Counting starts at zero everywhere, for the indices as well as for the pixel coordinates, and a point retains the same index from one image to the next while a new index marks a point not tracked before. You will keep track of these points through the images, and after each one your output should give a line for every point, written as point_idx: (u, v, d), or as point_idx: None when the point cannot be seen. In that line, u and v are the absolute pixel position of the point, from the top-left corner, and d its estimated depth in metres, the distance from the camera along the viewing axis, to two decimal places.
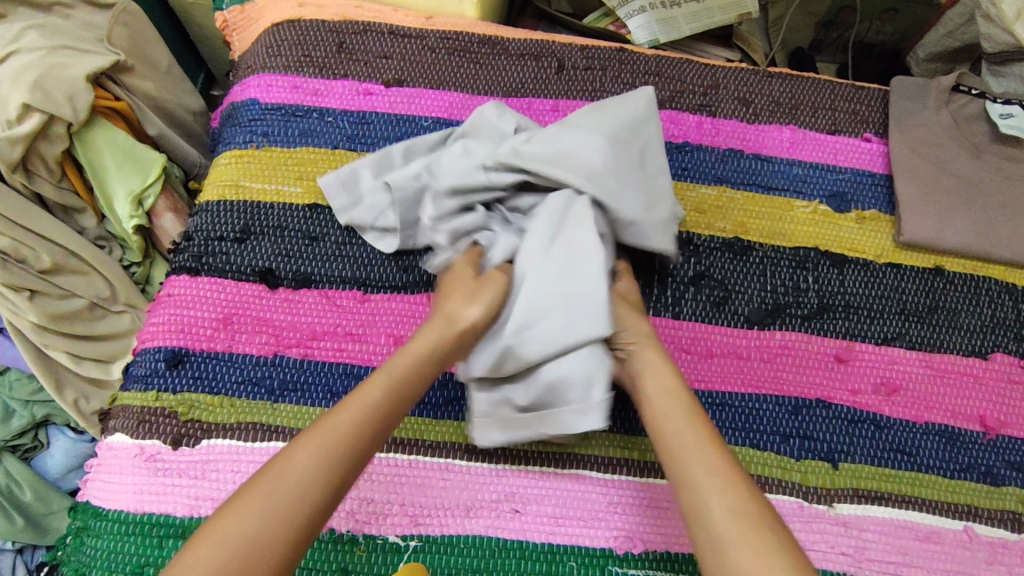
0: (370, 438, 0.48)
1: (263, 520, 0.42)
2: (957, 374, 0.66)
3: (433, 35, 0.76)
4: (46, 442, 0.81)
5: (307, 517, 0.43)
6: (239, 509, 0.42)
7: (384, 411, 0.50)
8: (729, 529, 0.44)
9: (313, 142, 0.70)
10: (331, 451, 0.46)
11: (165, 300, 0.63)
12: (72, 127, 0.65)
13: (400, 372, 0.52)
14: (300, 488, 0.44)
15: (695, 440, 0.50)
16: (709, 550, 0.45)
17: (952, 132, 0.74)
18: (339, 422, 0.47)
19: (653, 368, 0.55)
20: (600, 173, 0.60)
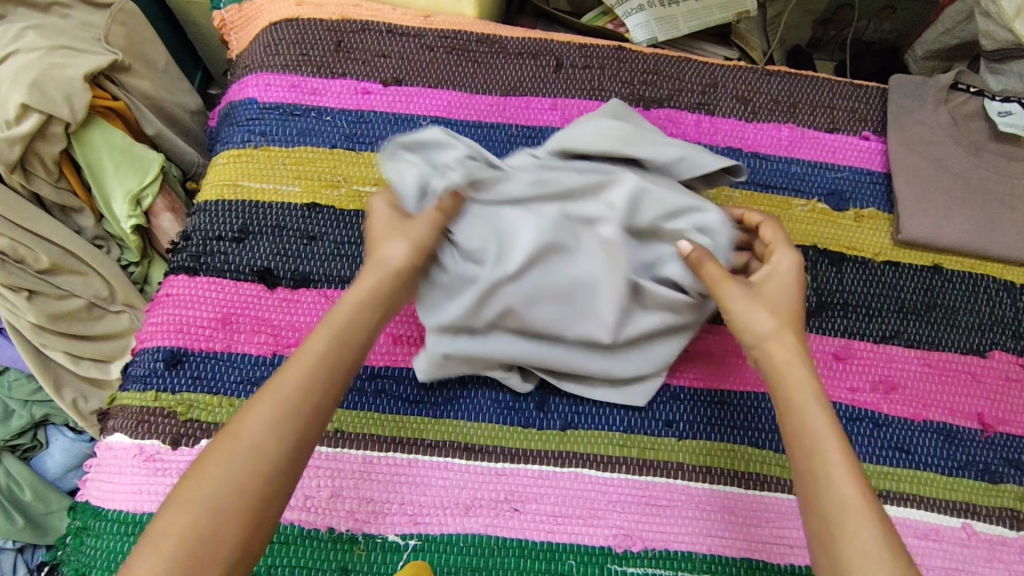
0: (321, 392, 0.46)
1: (220, 486, 0.41)
2: (955, 372, 0.67)
3: (431, 34, 0.76)
4: (45, 442, 0.81)
5: (268, 479, 0.43)
6: (201, 480, 0.42)
7: (330, 358, 0.48)
8: (844, 525, 0.43)
9: (311, 141, 0.70)
10: (280, 412, 0.44)
11: (164, 300, 0.63)
12: (69, 127, 0.65)
13: (340, 320, 0.50)
14: (255, 451, 0.43)
15: (818, 430, 0.47)
16: (819, 546, 0.43)
17: (950, 130, 0.74)
18: (283, 382, 0.46)
19: (792, 365, 0.51)
20: (624, 144, 0.62)
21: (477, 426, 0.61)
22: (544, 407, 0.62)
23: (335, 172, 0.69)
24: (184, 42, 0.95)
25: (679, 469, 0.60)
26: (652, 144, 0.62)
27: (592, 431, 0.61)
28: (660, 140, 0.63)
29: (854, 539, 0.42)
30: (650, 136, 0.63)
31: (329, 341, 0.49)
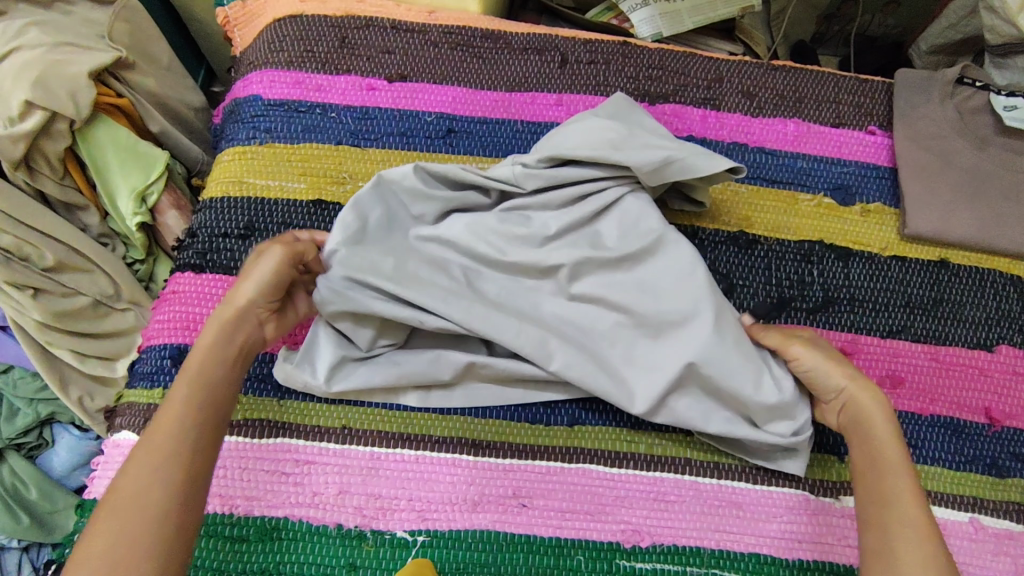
0: (194, 434, 0.48)
1: (114, 544, 0.42)
2: (962, 366, 0.67)
3: (435, 30, 0.75)
4: (52, 440, 0.81)
5: (157, 520, 0.44)
6: (97, 538, 0.43)
7: (194, 404, 0.50)
8: (897, 542, 0.47)
9: (316, 137, 0.69)
10: (163, 465, 0.46)
11: (170, 297, 0.63)
12: (75, 124, 0.64)
13: (202, 366, 0.52)
14: (133, 504, 0.44)
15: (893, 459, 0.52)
16: (872, 549, 0.48)
17: (956, 124, 0.73)
18: (156, 433, 0.47)
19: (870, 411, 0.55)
20: (612, 148, 0.62)
21: (485, 422, 0.60)
22: (552, 402, 0.61)
23: (340, 168, 0.68)
24: (187, 40, 0.94)
25: (686, 464, 0.60)
26: (639, 148, 0.61)
27: (600, 425, 0.61)
28: (650, 141, 0.62)
29: (908, 553, 0.46)
30: (641, 138, 0.63)
31: (192, 391, 0.50)
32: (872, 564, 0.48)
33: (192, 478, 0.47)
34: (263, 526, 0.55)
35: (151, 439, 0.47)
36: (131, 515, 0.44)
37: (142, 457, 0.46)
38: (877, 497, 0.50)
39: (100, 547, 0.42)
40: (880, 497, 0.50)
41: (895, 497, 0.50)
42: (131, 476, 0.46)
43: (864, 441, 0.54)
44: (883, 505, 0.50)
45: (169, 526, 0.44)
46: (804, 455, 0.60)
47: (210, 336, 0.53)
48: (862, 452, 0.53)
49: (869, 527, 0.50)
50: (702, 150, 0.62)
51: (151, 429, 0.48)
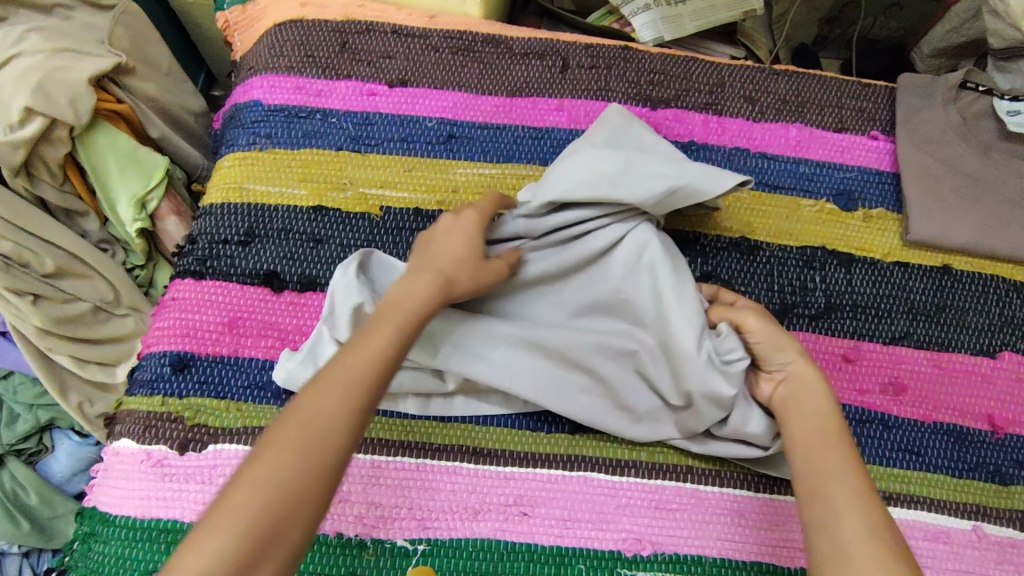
0: (379, 377, 0.46)
1: (292, 470, 0.41)
2: (965, 373, 0.66)
3: (436, 35, 0.75)
4: (51, 446, 0.81)
5: (331, 467, 0.42)
6: (273, 463, 0.41)
7: (387, 351, 0.47)
8: (842, 518, 0.47)
9: (316, 143, 0.69)
10: (352, 404, 0.44)
11: (170, 304, 0.63)
12: (74, 130, 0.64)
13: (407, 316, 0.50)
14: (320, 438, 0.43)
15: (827, 431, 0.53)
16: (814, 526, 0.48)
17: (959, 129, 0.73)
18: (346, 367, 0.46)
19: (811, 389, 0.56)
20: (613, 182, 0.60)
21: (487, 430, 0.60)
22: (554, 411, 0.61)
23: (341, 174, 0.68)
24: (186, 45, 0.94)
25: (688, 471, 0.60)
26: (641, 179, 0.60)
27: (602, 433, 0.61)
28: (651, 169, 0.60)
29: (851, 526, 0.46)
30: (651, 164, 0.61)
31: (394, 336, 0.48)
32: (819, 541, 0.47)
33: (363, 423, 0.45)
34: None
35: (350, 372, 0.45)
36: (312, 450, 0.42)
37: (337, 379, 0.45)
38: (817, 476, 0.50)
39: (279, 470, 0.41)
40: (820, 472, 0.50)
41: (838, 474, 0.50)
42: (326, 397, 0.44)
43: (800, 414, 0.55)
44: (821, 476, 0.50)
45: (331, 476, 0.43)
46: None
47: (397, 292, 0.51)
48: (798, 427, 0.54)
49: (811, 502, 0.49)
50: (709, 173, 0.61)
51: (343, 356, 0.47)
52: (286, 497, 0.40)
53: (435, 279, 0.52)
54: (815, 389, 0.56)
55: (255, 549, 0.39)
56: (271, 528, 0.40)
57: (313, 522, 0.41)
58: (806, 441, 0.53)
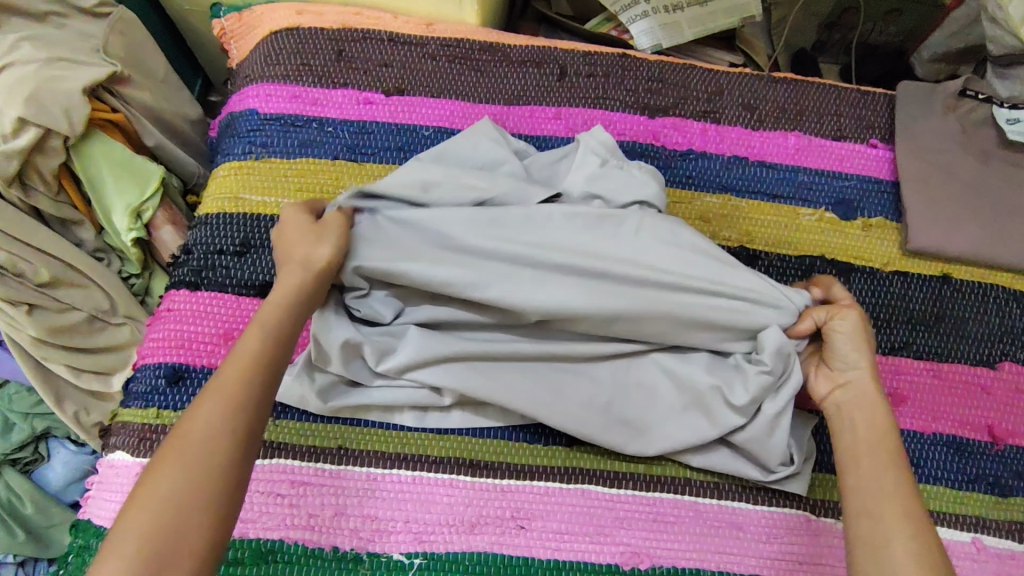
0: (261, 386, 0.47)
1: (174, 489, 0.41)
2: (965, 384, 0.66)
3: (432, 42, 0.74)
4: (47, 455, 0.81)
5: (222, 473, 0.43)
6: (157, 477, 0.42)
7: (262, 357, 0.49)
8: (894, 536, 0.46)
9: (313, 152, 0.69)
10: (234, 411, 0.45)
11: (164, 316, 0.62)
12: (69, 140, 0.64)
13: (273, 324, 0.51)
14: (201, 447, 0.43)
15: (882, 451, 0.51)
16: (862, 541, 0.47)
17: (959, 137, 0.73)
18: (222, 378, 0.47)
19: (871, 409, 0.54)
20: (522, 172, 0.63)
21: (483, 443, 0.60)
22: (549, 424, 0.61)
23: (337, 184, 0.68)
24: (183, 52, 0.93)
25: (685, 484, 0.60)
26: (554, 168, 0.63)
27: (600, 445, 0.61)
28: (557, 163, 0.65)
29: (902, 546, 0.45)
30: (588, 168, 0.65)
31: (259, 348, 0.49)
32: (864, 556, 0.46)
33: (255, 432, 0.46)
34: (257, 550, 0.54)
35: (220, 384, 0.47)
36: (197, 458, 0.43)
37: (215, 395, 0.46)
38: (869, 492, 0.49)
39: (163, 487, 0.41)
40: (871, 490, 0.49)
41: (890, 493, 0.48)
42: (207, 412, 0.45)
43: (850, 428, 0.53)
44: (875, 492, 0.49)
45: (225, 483, 0.43)
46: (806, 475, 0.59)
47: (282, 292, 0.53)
48: (847, 447, 0.52)
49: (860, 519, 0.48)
50: (642, 177, 0.64)
51: (216, 376, 0.47)
52: (180, 504, 0.41)
53: (304, 272, 0.55)
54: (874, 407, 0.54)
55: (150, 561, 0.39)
56: (167, 544, 0.39)
57: (212, 533, 0.41)
58: (861, 454, 0.51)
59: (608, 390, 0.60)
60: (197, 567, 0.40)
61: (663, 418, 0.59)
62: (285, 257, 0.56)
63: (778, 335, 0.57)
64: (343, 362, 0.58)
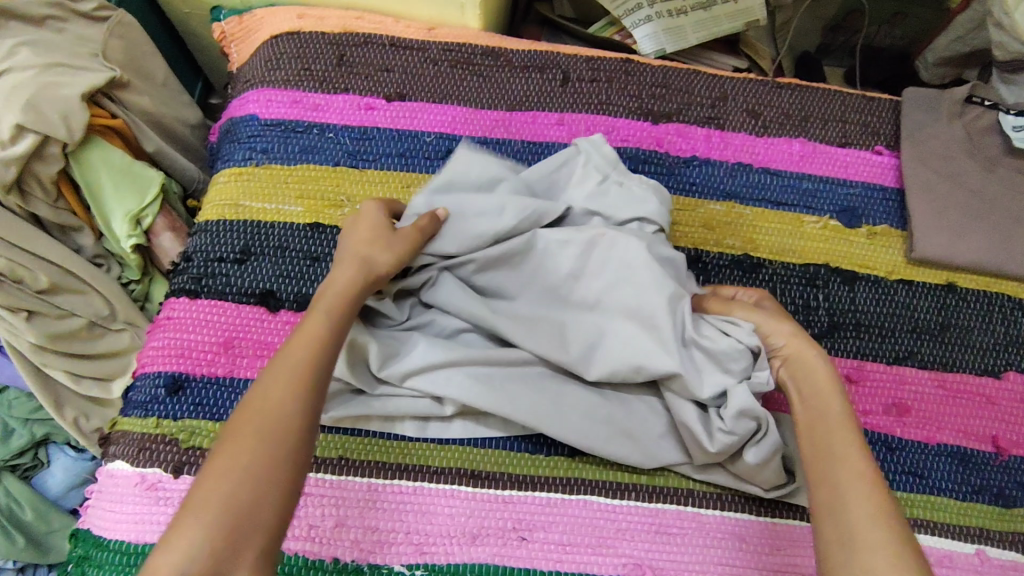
0: (327, 364, 0.48)
1: (250, 465, 0.42)
2: (970, 394, 0.66)
3: (434, 47, 0.74)
4: (47, 461, 0.81)
5: (295, 443, 0.44)
6: (234, 449, 0.42)
7: (329, 333, 0.50)
8: (846, 493, 0.45)
9: (313, 158, 0.68)
10: (304, 384, 0.46)
11: (164, 323, 0.62)
12: (68, 147, 0.63)
13: (338, 310, 0.51)
14: (275, 416, 0.44)
15: (832, 411, 0.50)
16: (822, 506, 0.46)
17: (964, 144, 0.72)
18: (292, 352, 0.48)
19: (813, 370, 0.53)
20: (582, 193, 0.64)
21: (485, 453, 0.59)
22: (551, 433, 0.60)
23: (338, 191, 0.67)
24: (183, 55, 0.93)
25: (688, 495, 0.59)
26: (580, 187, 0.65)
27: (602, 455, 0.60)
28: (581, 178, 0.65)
29: (857, 505, 0.44)
30: (588, 185, 0.65)
31: (324, 329, 0.50)
32: (825, 524, 0.45)
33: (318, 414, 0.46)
34: None
35: (288, 357, 0.48)
36: (270, 428, 0.43)
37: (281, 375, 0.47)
38: (824, 454, 0.48)
39: (243, 456, 0.42)
40: (825, 451, 0.48)
41: (845, 453, 0.47)
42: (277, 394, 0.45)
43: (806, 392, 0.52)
44: (831, 452, 0.48)
45: (294, 454, 0.44)
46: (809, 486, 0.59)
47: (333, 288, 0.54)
48: (804, 413, 0.51)
49: (820, 484, 0.47)
50: (641, 194, 0.64)
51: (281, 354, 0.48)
52: (257, 476, 0.42)
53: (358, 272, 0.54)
54: (822, 373, 0.53)
55: (232, 531, 0.40)
56: (245, 521, 0.40)
57: (281, 503, 0.42)
58: (819, 415, 0.50)
59: (609, 403, 0.59)
60: (270, 548, 0.41)
61: (660, 432, 0.60)
62: (348, 253, 0.56)
63: (744, 394, 0.55)
64: (348, 364, 0.57)
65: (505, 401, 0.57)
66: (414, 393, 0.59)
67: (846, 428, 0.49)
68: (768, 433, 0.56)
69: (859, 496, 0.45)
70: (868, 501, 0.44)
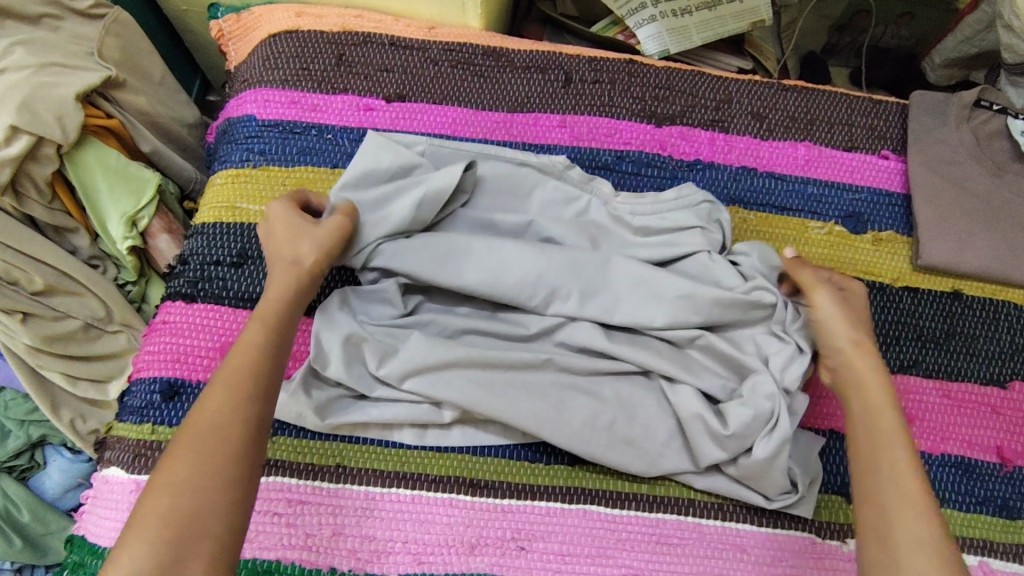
0: (267, 375, 0.49)
1: (191, 474, 0.44)
2: (974, 404, 0.65)
3: (434, 47, 0.73)
4: (44, 462, 0.80)
5: (235, 458, 0.45)
6: (174, 465, 0.44)
7: (267, 346, 0.51)
8: (895, 516, 0.47)
9: (311, 160, 0.67)
10: (243, 398, 0.47)
11: (161, 328, 0.61)
12: (62, 148, 0.62)
13: (274, 316, 0.53)
14: (211, 434, 0.45)
15: (889, 429, 0.51)
16: (868, 521, 0.48)
17: (972, 149, 0.71)
18: (229, 368, 0.49)
19: (868, 383, 0.54)
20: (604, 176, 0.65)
21: (484, 461, 0.59)
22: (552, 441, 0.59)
23: None
24: (181, 53, 0.92)
25: (689, 505, 0.59)
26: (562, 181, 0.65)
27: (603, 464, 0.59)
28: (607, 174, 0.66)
29: (904, 528, 0.46)
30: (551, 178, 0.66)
31: (260, 338, 0.51)
32: (868, 538, 0.47)
33: (266, 419, 0.48)
34: (254, 570, 0.54)
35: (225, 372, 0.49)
36: (210, 444, 0.45)
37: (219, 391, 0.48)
38: (875, 475, 0.49)
39: (182, 473, 0.44)
40: (876, 470, 0.49)
41: (900, 475, 0.48)
42: (210, 413, 0.47)
43: (859, 404, 0.53)
44: (881, 472, 0.49)
45: (239, 470, 0.45)
46: (812, 497, 0.58)
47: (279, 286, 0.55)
48: (859, 426, 0.52)
49: (863, 498, 0.49)
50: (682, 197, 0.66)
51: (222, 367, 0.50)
52: (200, 493, 0.43)
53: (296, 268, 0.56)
54: (875, 386, 0.54)
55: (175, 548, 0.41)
56: (190, 528, 0.42)
57: (229, 516, 0.43)
58: (872, 431, 0.51)
59: (610, 410, 0.58)
60: (222, 552, 0.42)
61: (669, 439, 0.59)
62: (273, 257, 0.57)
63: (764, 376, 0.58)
64: (344, 363, 0.55)
65: (504, 409, 0.56)
66: (413, 400, 0.58)
67: (899, 449, 0.50)
68: (779, 424, 0.56)
69: (907, 517, 0.46)
70: (915, 522, 0.46)
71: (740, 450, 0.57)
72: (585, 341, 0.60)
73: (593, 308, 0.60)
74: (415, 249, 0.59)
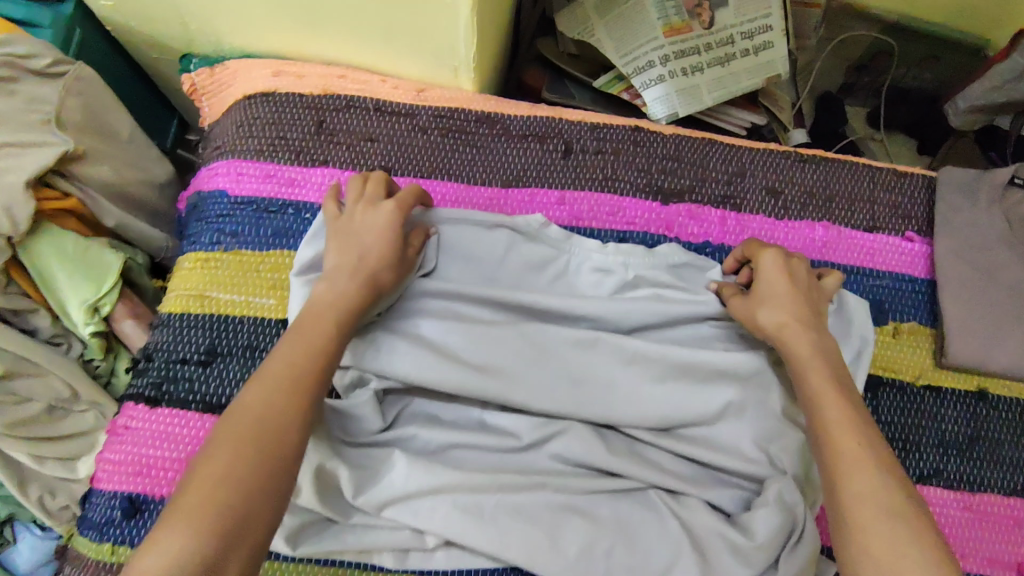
0: (324, 370, 0.47)
1: (238, 474, 0.41)
2: (996, 516, 0.61)
3: (423, 112, 0.67)
4: (13, 539, 0.76)
5: (290, 452, 0.43)
6: (224, 449, 0.42)
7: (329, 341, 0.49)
8: (862, 506, 0.43)
9: (287, 243, 0.62)
10: (298, 390, 0.46)
11: (122, 434, 0.57)
12: (13, 238, 0.57)
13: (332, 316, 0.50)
14: (266, 423, 0.43)
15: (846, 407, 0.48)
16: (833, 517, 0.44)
17: (1004, 234, 0.66)
18: (282, 358, 0.47)
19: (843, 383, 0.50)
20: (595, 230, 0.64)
21: None
22: None
23: None
24: (152, 93, 0.85)
25: None
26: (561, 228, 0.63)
27: None
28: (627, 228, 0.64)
29: (869, 520, 0.42)
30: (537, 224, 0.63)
31: (328, 336, 0.49)
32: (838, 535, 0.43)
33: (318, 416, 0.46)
34: None
35: (281, 357, 0.47)
36: (264, 433, 0.43)
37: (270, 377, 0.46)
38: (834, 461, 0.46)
39: (232, 461, 0.41)
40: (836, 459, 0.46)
41: (867, 469, 0.44)
42: (263, 400, 0.44)
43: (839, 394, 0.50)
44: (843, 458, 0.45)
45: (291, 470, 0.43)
46: None
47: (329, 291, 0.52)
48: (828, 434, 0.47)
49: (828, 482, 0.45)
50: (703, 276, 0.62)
51: (278, 354, 0.47)
52: (251, 486, 0.41)
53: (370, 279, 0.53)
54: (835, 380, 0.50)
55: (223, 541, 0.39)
56: (238, 524, 0.40)
57: (276, 513, 0.42)
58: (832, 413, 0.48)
59: (607, 533, 0.52)
60: (259, 551, 0.40)
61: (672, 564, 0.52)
62: (351, 256, 0.54)
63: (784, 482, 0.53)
64: (318, 494, 0.51)
65: (492, 537, 0.51)
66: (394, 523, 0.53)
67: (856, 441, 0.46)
68: (803, 538, 0.52)
69: (875, 511, 0.42)
70: (877, 510, 0.42)
71: (766, 567, 0.51)
72: (583, 455, 0.55)
73: (590, 411, 0.56)
74: (399, 355, 0.55)
